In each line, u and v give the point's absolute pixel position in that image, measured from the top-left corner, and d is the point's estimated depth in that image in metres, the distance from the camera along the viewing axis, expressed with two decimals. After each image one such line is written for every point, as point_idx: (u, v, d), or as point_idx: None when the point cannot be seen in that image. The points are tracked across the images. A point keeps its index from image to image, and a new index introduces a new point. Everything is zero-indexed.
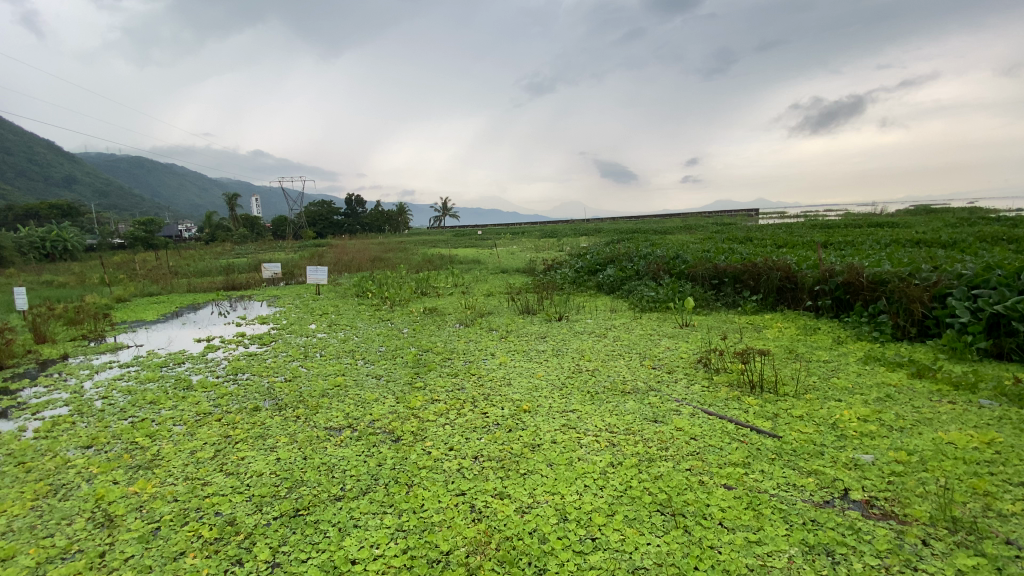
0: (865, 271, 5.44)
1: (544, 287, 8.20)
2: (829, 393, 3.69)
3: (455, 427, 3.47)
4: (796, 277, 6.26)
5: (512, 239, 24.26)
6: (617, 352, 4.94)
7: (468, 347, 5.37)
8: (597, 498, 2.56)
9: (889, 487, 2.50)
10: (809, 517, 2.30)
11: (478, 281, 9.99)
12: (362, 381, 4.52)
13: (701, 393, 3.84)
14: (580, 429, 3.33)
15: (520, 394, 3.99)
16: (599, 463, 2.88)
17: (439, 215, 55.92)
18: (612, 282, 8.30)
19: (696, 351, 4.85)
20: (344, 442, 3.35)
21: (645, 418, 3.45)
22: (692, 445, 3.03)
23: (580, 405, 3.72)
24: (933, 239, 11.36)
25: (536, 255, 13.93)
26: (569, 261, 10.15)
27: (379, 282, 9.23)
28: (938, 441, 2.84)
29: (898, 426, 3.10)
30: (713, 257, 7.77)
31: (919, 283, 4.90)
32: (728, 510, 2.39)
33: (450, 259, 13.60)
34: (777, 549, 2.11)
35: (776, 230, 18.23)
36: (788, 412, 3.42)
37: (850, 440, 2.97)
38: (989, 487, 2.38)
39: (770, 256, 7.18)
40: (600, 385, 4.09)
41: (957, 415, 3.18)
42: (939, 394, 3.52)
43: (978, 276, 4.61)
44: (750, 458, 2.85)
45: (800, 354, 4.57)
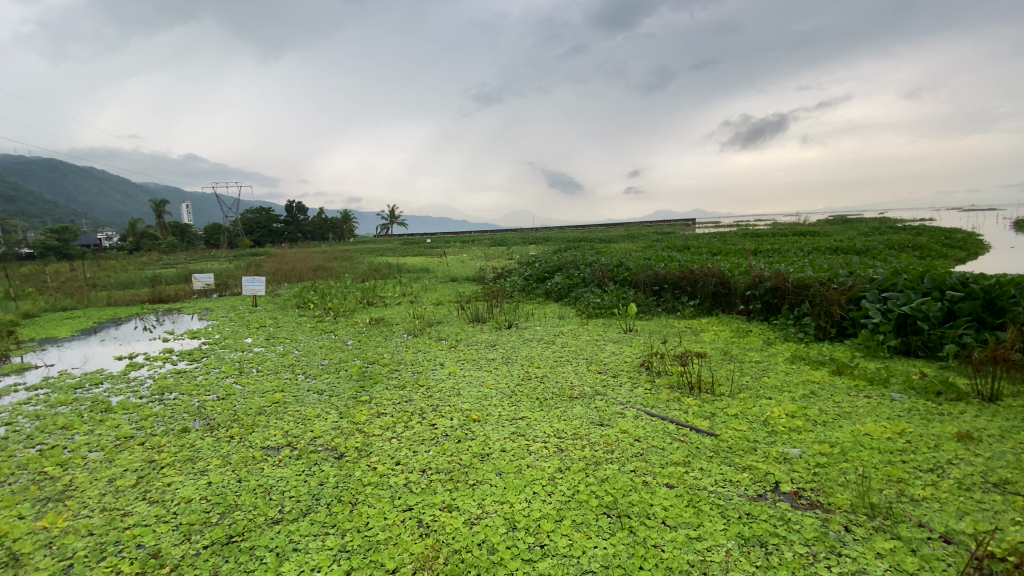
0: (791, 276, 5.86)
1: (493, 295, 8.22)
2: (760, 391, 3.91)
3: (402, 441, 3.38)
4: (729, 283, 6.61)
5: (461, 248, 24.20)
6: (566, 358, 5.01)
7: (417, 358, 5.27)
8: (545, 504, 2.56)
9: (814, 477, 2.67)
10: (744, 511, 2.42)
11: (426, 290, 9.86)
12: (303, 397, 4.31)
13: (644, 396, 3.96)
14: (529, 436, 3.34)
15: (469, 404, 3.96)
16: (547, 469, 2.90)
17: (387, 224, 55.01)
18: (559, 289, 8.44)
19: (640, 355, 5.00)
20: (283, 461, 3.19)
21: (592, 422, 3.51)
22: (637, 447, 3.11)
23: (529, 412, 3.74)
24: (848, 246, 12.43)
25: (485, 263, 13.97)
26: (518, 269, 10.23)
27: (322, 292, 8.89)
28: (857, 433, 3.08)
29: (821, 420, 3.33)
30: (654, 264, 8.09)
31: (837, 287, 5.32)
32: (670, 508, 2.46)
33: (399, 268, 13.36)
34: (716, 544, 2.20)
35: (710, 238, 19.30)
36: (723, 411, 3.59)
37: (780, 435, 3.16)
38: (901, 475, 2.60)
39: (706, 263, 7.55)
40: (549, 392, 4.12)
41: (873, 407, 3.46)
42: (856, 389, 3.82)
43: (887, 280, 5.07)
44: (690, 457, 2.96)
45: (734, 355, 4.82)
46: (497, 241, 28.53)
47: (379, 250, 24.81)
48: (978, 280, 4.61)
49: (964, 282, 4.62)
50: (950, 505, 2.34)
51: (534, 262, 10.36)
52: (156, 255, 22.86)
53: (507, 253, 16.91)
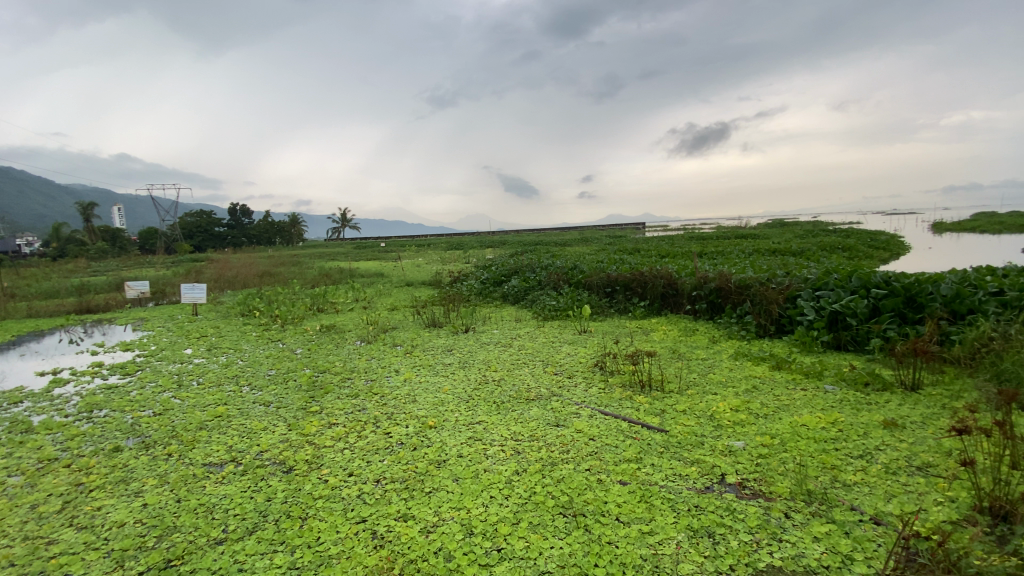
0: (733, 277, 6.15)
1: (449, 299, 8.16)
2: (707, 387, 4.08)
3: (354, 451, 3.29)
4: (676, 284, 6.86)
5: (417, 251, 23.91)
6: (522, 361, 5.04)
7: (371, 366, 5.14)
8: (502, 508, 2.56)
9: (757, 468, 2.81)
10: (693, 503, 2.51)
11: (380, 295, 9.66)
12: (249, 410, 4.12)
13: (598, 395, 4.04)
14: (486, 441, 3.33)
15: (425, 410, 3.90)
16: (504, 472, 2.90)
17: (340, 228, 53.59)
18: (516, 292, 8.48)
19: (594, 355, 5.10)
20: (227, 478, 3.03)
21: (548, 423, 3.54)
22: (592, 446, 3.17)
23: (486, 416, 3.73)
24: (784, 247, 13.26)
25: (441, 266, 13.83)
26: (474, 273, 10.20)
27: (268, 300, 8.53)
28: (795, 424, 3.27)
29: (763, 413, 3.51)
30: (606, 267, 8.28)
31: (775, 287, 5.63)
32: (624, 505, 2.52)
33: (352, 272, 13.03)
34: (667, 537, 2.27)
35: (661, 241, 19.91)
36: (673, 407, 3.72)
37: (725, 429, 3.30)
38: (834, 462, 2.78)
39: (655, 265, 7.81)
40: (506, 395, 4.13)
41: (809, 399, 3.68)
42: (794, 382, 4.06)
43: (820, 280, 5.42)
44: (642, 453, 3.04)
45: (682, 353, 5.00)
46: (453, 244, 28.38)
47: (331, 255, 24.10)
48: (899, 278, 5.00)
49: (888, 280, 5.00)
50: (878, 489, 2.52)
51: (491, 265, 10.37)
52: (83, 261, 21.18)
53: (464, 257, 16.84)
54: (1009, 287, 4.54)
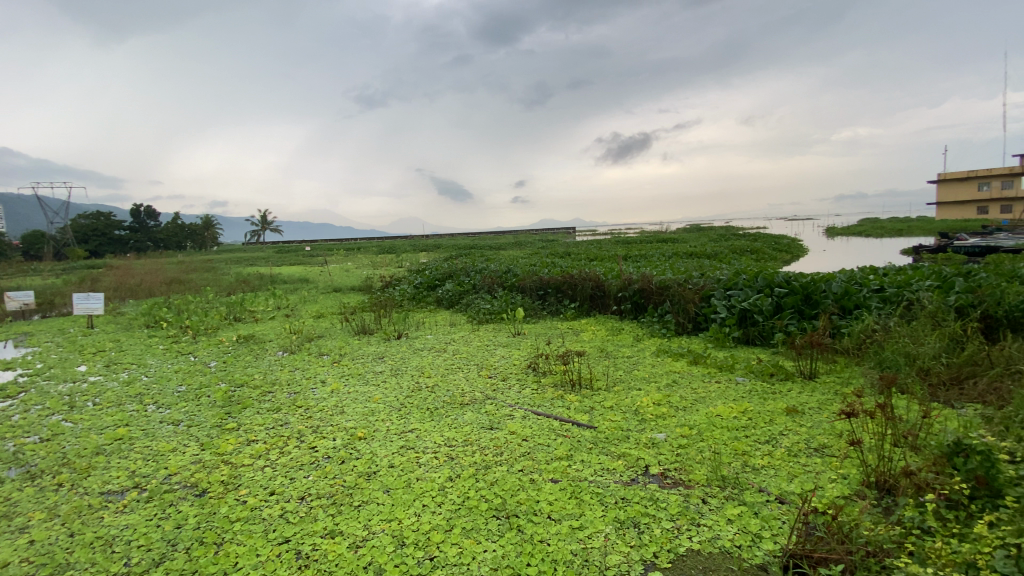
0: (654, 279, 6.50)
1: (380, 304, 7.94)
2: (632, 383, 4.28)
3: (276, 468, 3.12)
4: (604, 286, 7.13)
5: (346, 256, 23.10)
6: (456, 365, 5.01)
7: (294, 377, 4.89)
8: (435, 516, 2.53)
9: (677, 458, 2.98)
10: (619, 496, 2.62)
11: (305, 302, 9.21)
12: (155, 430, 3.77)
13: (531, 396, 4.11)
14: (418, 448, 3.28)
15: (354, 421, 3.78)
16: (437, 479, 2.87)
17: (261, 231, 50.53)
18: (450, 296, 8.41)
19: (527, 357, 5.17)
20: (129, 506, 2.75)
21: (482, 427, 3.55)
22: (524, 446, 3.22)
23: (419, 423, 3.67)
24: (701, 251, 14.25)
25: (372, 271, 13.44)
26: (406, 277, 10.01)
27: (177, 309, 7.85)
28: (711, 415, 3.51)
29: (682, 405, 3.73)
30: (538, 270, 8.45)
31: (692, 287, 6.03)
32: (555, 502, 2.58)
33: (274, 278, 12.32)
34: (596, 530, 2.35)
35: (591, 245, 20.58)
36: (601, 404, 3.86)
37: (649, 422, 3.48)
38: (745, 448, 3.01)
39: (583, 268, 8.07)
40: (439, 401, 4.08)
41: (722, 391, 3.97)
42: (709, 375, 4.36)
43: (731, 281, 5.86)
44: (572, 450, 3.13)
45: (609, 352, 5.21)
46: (384, 248, 27.72)
47: (251, 259, 22.65)
48: (798, 278, 5.52)
49: (788, 280, 5.51)
50: (782, 470, 2.76)
51: (424, 269, 10.23)
52: None
53: (396, 261, 16.47)
54: (887, 284, 5.15)
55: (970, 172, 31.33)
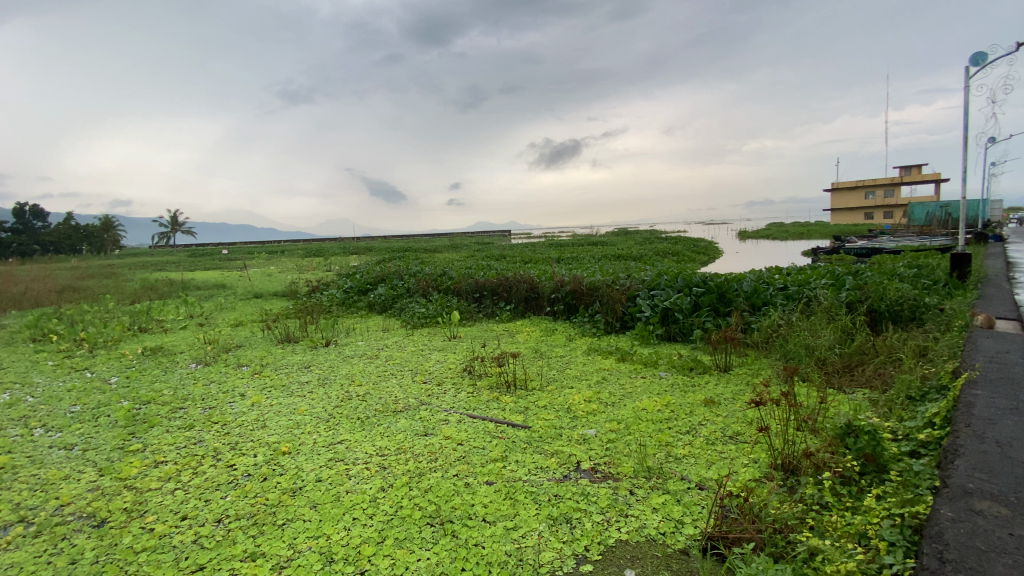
0: (585, 281, 6.72)
1: (307, 310, 7.58)
2: (564, 382, 4.40)
3: (190, 490, 2.89)
4: (538, 287, 7.25)
5: (269, 259, 21.85)
6: (389, 372, 4.89)
7: (210, 391, 4.53)
8: (366, 528, 2.46)
9: (606, 452, 3.10)
10: (553, 493, 2.68)
11: (222, 309, 8.59)
12: (43, 457, 3.36)
13: (466, 399, 4.10)
14: (348, 460, 3.16)
15: (277, 436, 3.57)
16: (368, 491, 2.78)
17: (171, 233, 46.48)
18: (382, 301, 8.18)
19: (462, 361, 5.14)
20: (11, 543, 2.43)
21: (416, 434, 3.49)
22: (459, 451, 3.20)
23: (349, 434, 3.54)
24: (628, 253, 14.93)
25: (298, 275, 12.76)
26: (336, 281, 9.62)
27: (70, 320, 7.03)
28: (637, 409, 3.68)
29: (611, 401, 3.89)
30: (473, 273, 8.44)
31: (619, 288, 6.29)
32: (490, 504, 2.59)
33: (186, 284, 11.37)
34: (529, 529, 2.39)
35: (526, 248, 20.83)
36: (535, 404, 3.93)
37: (580, 419, 3.59)
38: (668, 439, 3.19)
39: (518, 271, 8.16)
40: (371, 409, 3.95)
41: (648, 386, 4.18)
42: (635, 371, 4.57)
43: (655, 282, 6.19)
44: (507, 451, 3.16)
45: (543, 352, 5.31)
46: (310, 251, 26.49)
47: (159, 264, 20.77)
48: (714, 278, 5.92)
49: (705, 280, 5.90)
50: (701, 458, 2.95)
51: (354, 273, 9.88)
52: None
53: (325, 265, 15.76)
54: (790, 283, 5.66)
55: (858, 182, 35.17)
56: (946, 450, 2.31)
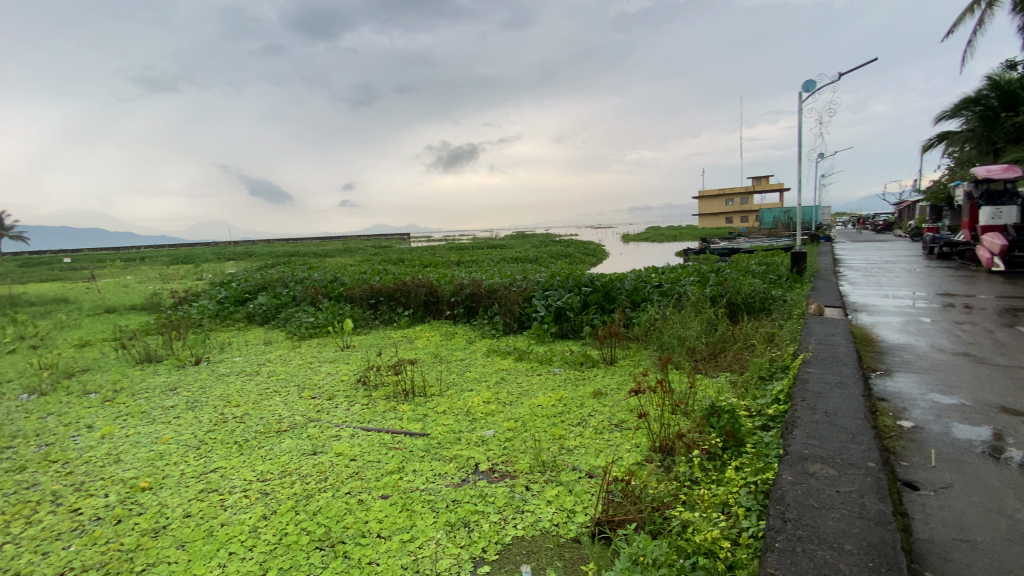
0: (483, 283, 6.80)
1: (175, 324, 6.74)
2: (463, 385, 4.40)
3: (17, 545, 2.41)
4: (436, 291, 7.16)
5: (126, 267, 19.10)
6: (273, 389, 4.51)
7: (47, 426, 3.83)
8: (245, 562, 2.24)
9: (503, 451, 3.15)
10: (451, 499, 2.66)
11: (63, 328, 7.31)
12: None
13: (360, 412, 3.91)
14: (223, 490, 2.86)
15: (136, 470, 3.12)
16: (247, 521, 2.54)
17: None
18: (264, 311, 7.52)
19: (356, 371, 4.91)
20: None
21: (303, 453, 3.26)
22: (352, 467, 3.04)
23: (224, 460, 3.20)
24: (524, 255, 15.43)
25: (160, 286, 11.28)
26: (209, 291, 8.67)
27: None
28: (533, 405, 3.80)
29: (508, 401, 3.96)
30: (368, 278, 8.12)
31: (516, 290, 6.45)
32: (385, 519, 2.50)
33: (10, 301, 9.49)
34: (427, 539, 2.35)
35: (424, 252, 20.55)
36: (433, 410, 3.87)
37: (478, 421, 3.61)
38: (562, 432, 3.33)
39: (415, 275, 8.00)
40: (251, 431, 3.62)
41: (543, 382, 4.33)
42: (531, 369, 4.72)
43: (549, 283, 6.44)
44: (403, 462, 3.07)
45: (442, 357, 5.27)
46: (178, 258, 23.61)
47: None
48: (601, 278, 6.31)
49: (594, 280, 6.27)
50: (590, 447, 3.12)
51: (231, 281, 8.98)
52: None
53: (195, 273, 14.12)
54: (665, 281, 6.21)
55: (721, 190, 39.71)
56: (788, 421, 2.69)
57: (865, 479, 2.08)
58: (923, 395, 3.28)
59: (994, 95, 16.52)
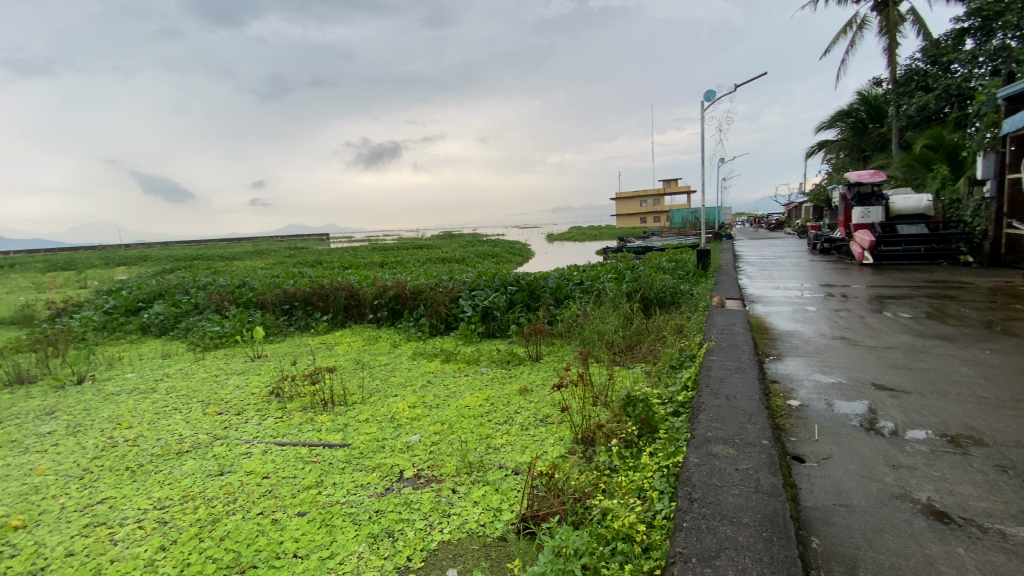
0: (408, 285, 6.64)
1: (51, 339, 5.93)
2: (388, 391, 4.27)
3: None
4: (357, 294, 6.90)
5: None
6: (173, 406, 4.12)
7: None
8: None
9: (429, 456, 3.10)
10: (373, 510, 2.58)
11: None
12: None
13: (274, 426, 3.68)
14: (113, 523, 2.56)
15: (3, 508, 2.72)
16: (142, 554, 2.30)
17: None
18: (162, 321, 6.84)
19: (269, 383, 4.60)
20: None
21: (209, 475, 3.00)
22: (265, 485, 2.85)
23: (115, 490, 2.87)
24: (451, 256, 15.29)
25: (30, 297, 9.85)
26: (94, 300, 7.72)
27: None
28: (459, 407, 3.77)
29: (434, 404, 3.91)
30: (282, 282, 7.64)
31: (442, 291, 6.37)
32: (301, 537, 2.37)
33: None
34: (348, 554, 2.25)
35: (346, 252, 19.77)
36: (355, 419, 3.73)
37: (403, 427, 3.53)
38: (489, 432, 3.35)
39: (335, 278, 7.65)
40: (146, 455, 3.28)
41: (470, 383, 4.32)
42: (459, 370, 4.69)
43: (475, 283, 6.43)
44: (322, 476, 2.93)
45: (365, 362, 5.09)
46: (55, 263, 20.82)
47: None
48: (525, 276, 6.41)
49: (519, 279, 6.34)
50: (516, 444, 3.16)
51: (121, 289, 8.06)
52: None
53: (76, 280, 12.53)
54: (586, 278, 6.44)
55: (638, 191, 41.88)
56: (694, 407, 2.89)
57: (759, 456, 2.29)
58: (808, 376, 3.67)
59: (862, 108, 18.82)
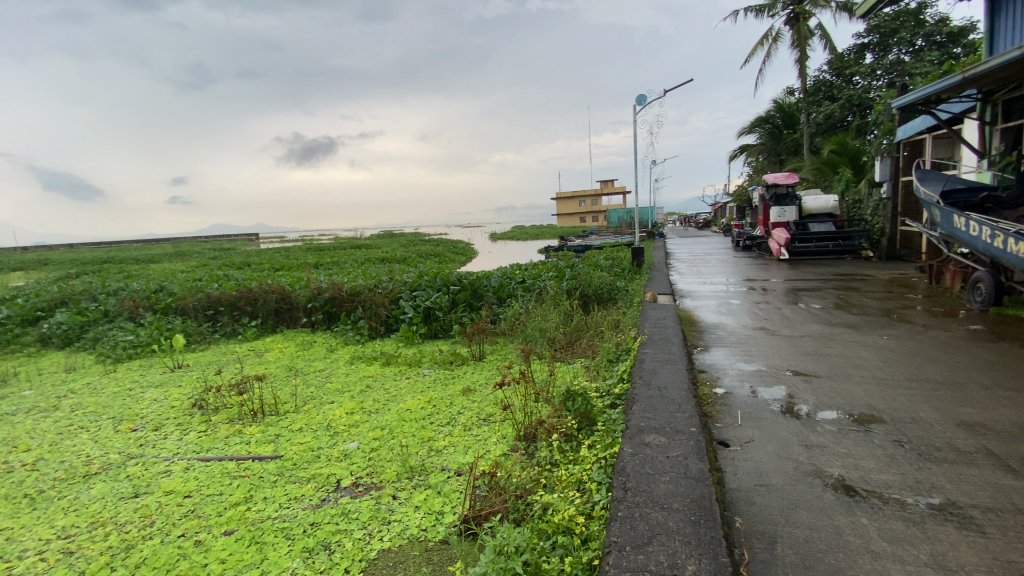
0: (344, 287, 6.41)
1: None
2: (324, 398, 4.11)
3: None
4: (289, 298, 6.58)
5: None
6: (79, 425, 3.74)
7: None
8: None
9: (368, 463, 3.01)
10: (308, 522, 2.47)
11: None
12: None
13: (197, 441, 3.44)
14: (6, 559, 2.29)
15: None
16: None
17: None
18: (64, 331, 6.19)
19: (191, 395, 4.29)
20: None
21: (122, 498, 2.76)
22: (187, 505, 2.66)
23: (8, 521, 2.57)
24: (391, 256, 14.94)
25: None
26: None
27: None
28: (400, 411, 3.70)
29: (374, 409, 3.81)
30: (205, 285, 7.14)
31: (381, 292, 6.21)
32: (229, 557, 2.23)
33: None
34: (280, 571, 2.15)
35: (278, 254, 18.81)
36: (288, 429, 3.56)
37: (340, 434, 3.41)
38: (431, 434, 3.31)
39: (264, 280, 7.25)
40: (47, 480, 2.96)
41: (411, 385, 4.24)
42: (400, 372, 4.59)
43: (416, 283, 6.31)
44: (251, 491, 2.77)
45: (299, 369, 4.87)
46: None
47: None
48: (467, 275, 6.37)
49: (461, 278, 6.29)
50: (459, 445, 3.15)
51: (14, 297, 7.21)
52: None
53: None
54: (527, 277, 6.50)
55: (577, 192, 42.94)
56: (629, 398, 3.00)
57: (688, 443, 2.42)
58: (733, 365, 3.91)
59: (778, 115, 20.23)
